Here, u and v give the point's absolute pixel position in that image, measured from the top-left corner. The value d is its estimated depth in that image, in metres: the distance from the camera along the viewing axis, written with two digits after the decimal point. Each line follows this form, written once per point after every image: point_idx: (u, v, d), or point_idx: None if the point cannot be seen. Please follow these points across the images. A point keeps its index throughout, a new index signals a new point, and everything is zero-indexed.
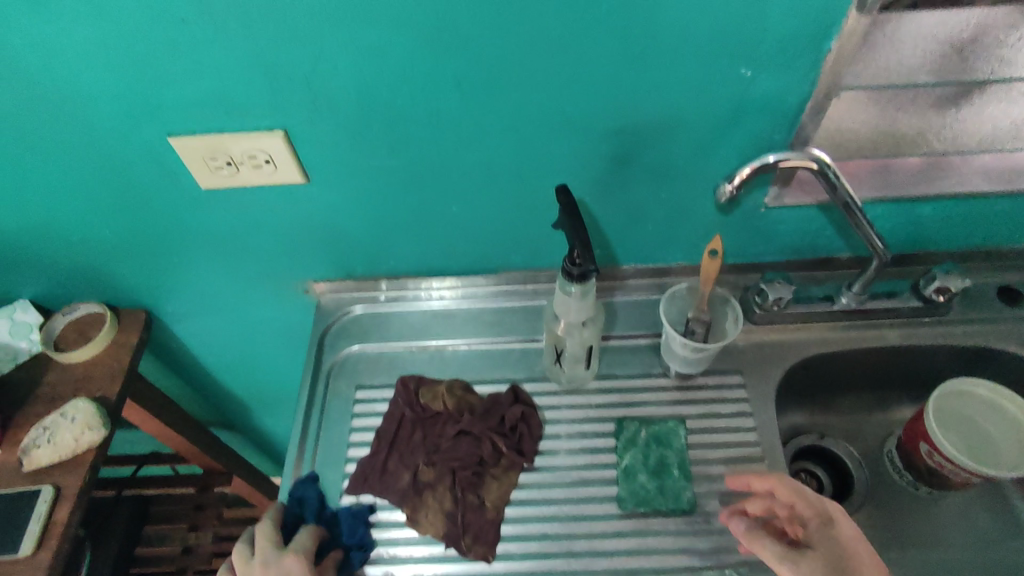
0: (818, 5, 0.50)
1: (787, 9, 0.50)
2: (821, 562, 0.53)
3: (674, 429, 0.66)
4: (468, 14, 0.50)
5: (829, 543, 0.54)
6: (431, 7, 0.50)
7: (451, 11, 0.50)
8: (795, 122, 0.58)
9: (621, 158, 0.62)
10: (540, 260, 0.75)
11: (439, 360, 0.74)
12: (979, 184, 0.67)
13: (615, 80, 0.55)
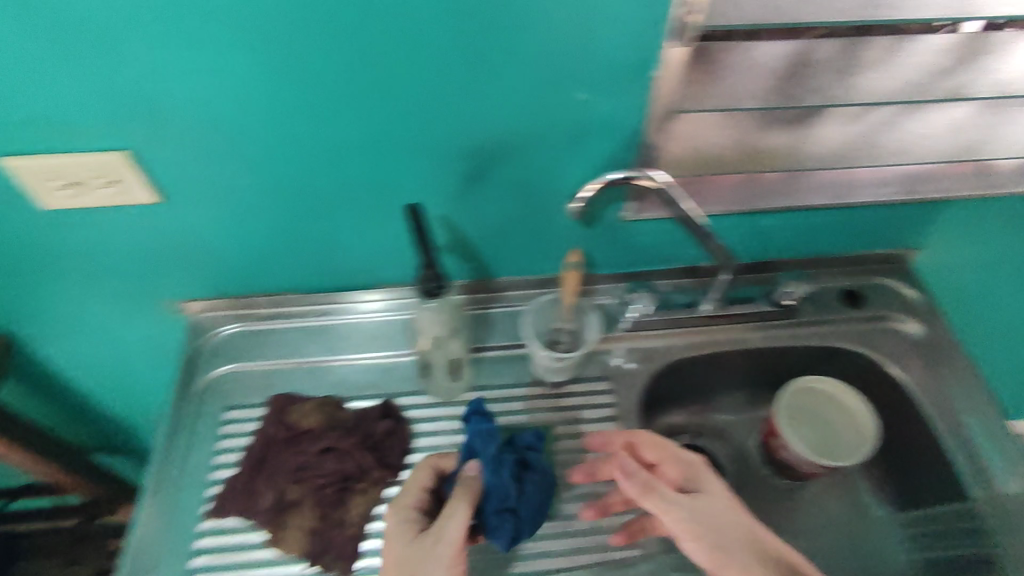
0: (636, 36, 0.54)
1: (608, 39, 0.54)
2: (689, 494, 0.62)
3: (540, 436, 0.69)
4: (304, 37, 0.51)
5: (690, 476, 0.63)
6: (266, 29, 0.51)
7: (286, 34, 0.51)
8: (635, 141, 0.62)
9: (476, 175, 0.63)
10: (416, 274, 0.75)
11: (313, 377, 0.73)
12: (814, 200, 0.72)
13: (459, 100, 0.57)
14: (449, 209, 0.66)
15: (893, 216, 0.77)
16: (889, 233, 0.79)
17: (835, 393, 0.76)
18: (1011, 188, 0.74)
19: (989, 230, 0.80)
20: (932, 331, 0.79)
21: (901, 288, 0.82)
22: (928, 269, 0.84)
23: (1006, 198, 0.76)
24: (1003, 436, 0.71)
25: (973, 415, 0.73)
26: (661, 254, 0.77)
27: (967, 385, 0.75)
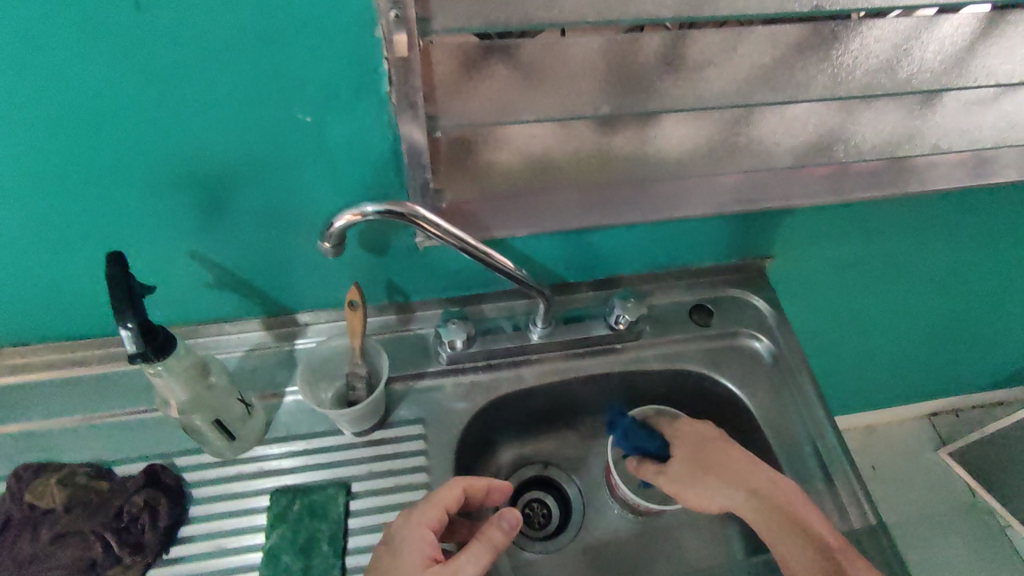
0: (350, 43, 0.42)
1: (315, 48, 0.42)
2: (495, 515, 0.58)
3: (333, 497, 0.61)
4: None
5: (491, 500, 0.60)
6: None
7: None
8: (398, 167, 0.51)
9: (213, 208, 0.51)
10: (187, 318, 0.63)
11: (76, 441, 0.62)
12: (639, 215, 0.64)
13: (145, 123, 0.44)
14: (197, 245, 0.55)
15: (733, 225, 0.70)
16: (733, 243, 0.73)
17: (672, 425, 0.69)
18: (854, 194, 0.68)
19: (839, 235, 0.75)
20: (779, 348, 0.73)
21: (751, 301, 0.76)
22: (778, 275, 0.79)
23: (852, 202, 0.70)
24: (841, 464, 0.66)
25: (813, 442, 0.68)
26: (480, 278, 0.68)
27: (807, 407, 0.70)
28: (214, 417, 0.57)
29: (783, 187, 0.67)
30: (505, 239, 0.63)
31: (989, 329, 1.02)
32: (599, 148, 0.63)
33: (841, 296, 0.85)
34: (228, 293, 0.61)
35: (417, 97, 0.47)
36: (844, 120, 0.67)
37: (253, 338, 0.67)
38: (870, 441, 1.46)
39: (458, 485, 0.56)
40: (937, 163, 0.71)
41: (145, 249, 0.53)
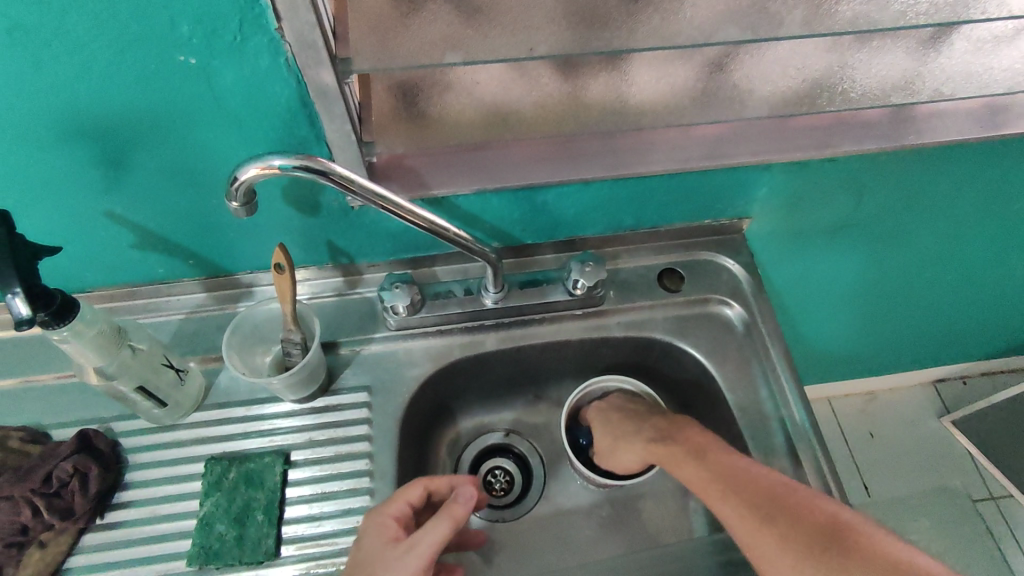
0: None
1: None
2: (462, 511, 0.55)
3: (270, 465, 0.59)
4: None
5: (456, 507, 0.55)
6: None
7: None
8: (309, 112, 0.48)
9: (114, 163, 0.49)
10: (123, 278, 0.61)
11: (16, 403, 0.61)
12: (596, 170, 0.59)
13: (16, 74, 0.41)
14: (111, 205, 0.53)
15: (704, 183, 0.64)
16: (705, 202, 0.67)
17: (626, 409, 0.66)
18: (840, 147, 0.61)
19: (825, 193, 0.68)
20: (751, 316, 0.69)
21: (724, 265, 0.71)
22: (757, 237, 0.73)
23: (838, 157, 0.63)
24: (809, 440, 0.63)
25: (781, 417, 0.64)
26: (427, 239, 0.64)
27: (776, 379, 0.66)
28: (138, 382, 0.55)
29: (760, 140, 0.61)
30: (448, 197, 0.59)
31: (999, 294, 0.95)
32: (551, 97, 0.58)
33: (830, 259, 0.79)
34: (158, 254, 0.59)
35: (319, 36, 0.42)
36: (833, 64, 0.60)
37: (195, 300, 0.65)
38: (872, 408, 1.41)
39: (419, 483, 0.55)
40: (942, 111, 0.63)
41: (56, 206, 0.51)
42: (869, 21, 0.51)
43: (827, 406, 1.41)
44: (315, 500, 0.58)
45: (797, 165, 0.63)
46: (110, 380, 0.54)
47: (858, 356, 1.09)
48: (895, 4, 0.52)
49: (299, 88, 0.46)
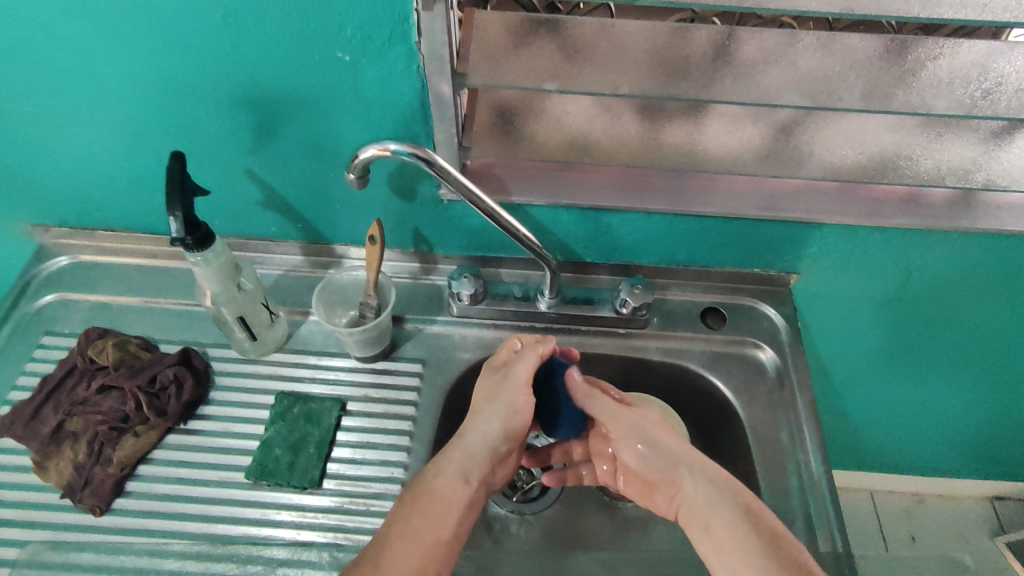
0: None
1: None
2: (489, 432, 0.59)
3: (328, 408, 0.67)
4: None
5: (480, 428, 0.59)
6: None
7: None
8: (424, 112, 0.58)
9: (265, 130, 0.61)
10: (245, 230, 0.73)
11: (140, 317, 0.74)
12: (658, 203, 0.66)
13: (217, 47, 0.54)
14: (252, 164, 0.64)
15: (758, 232, 0.69)
16: (758, 252, 0.72)
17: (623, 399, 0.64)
18: (892, 220, 0.66)
19: (874, 263, 0.72)
20: (784, 364, 0.72)
21: (766, 313, 0.76)
22: (803, 295, 0.77)
23: (888, 229, 0.67)
24: (820, 487, 0.65)
25: (797, 459, 0.67)
26: (498, 240, 0.72)
27: (797, 424, 0.69)
28: (239, 313, 0.66)
29: (816, 200, 0.66)
30: (524, 205, 0.67)
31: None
32: (630, 133, 0.66)
33: (875, 330, 0.82)
34: (277, 213, 0.70)
35: (446, 52, 0.52)
36: (896, 144, 0.65)
37: (294, 260, 0.76)
38: (917, 510, 1.38)
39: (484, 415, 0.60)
40: (1000, 204, 0.66)
41: (213, 158, 0.64)
42: (929, 106, 0.56)
43: (867, 499, 1.39)
44: (362, 445, 0.65)
45: (848, 229, 0.67)
46: (219, 309, 0.65)
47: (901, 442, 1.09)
48: (957, 95, 0.57)
49: (421, 91, 0.56)
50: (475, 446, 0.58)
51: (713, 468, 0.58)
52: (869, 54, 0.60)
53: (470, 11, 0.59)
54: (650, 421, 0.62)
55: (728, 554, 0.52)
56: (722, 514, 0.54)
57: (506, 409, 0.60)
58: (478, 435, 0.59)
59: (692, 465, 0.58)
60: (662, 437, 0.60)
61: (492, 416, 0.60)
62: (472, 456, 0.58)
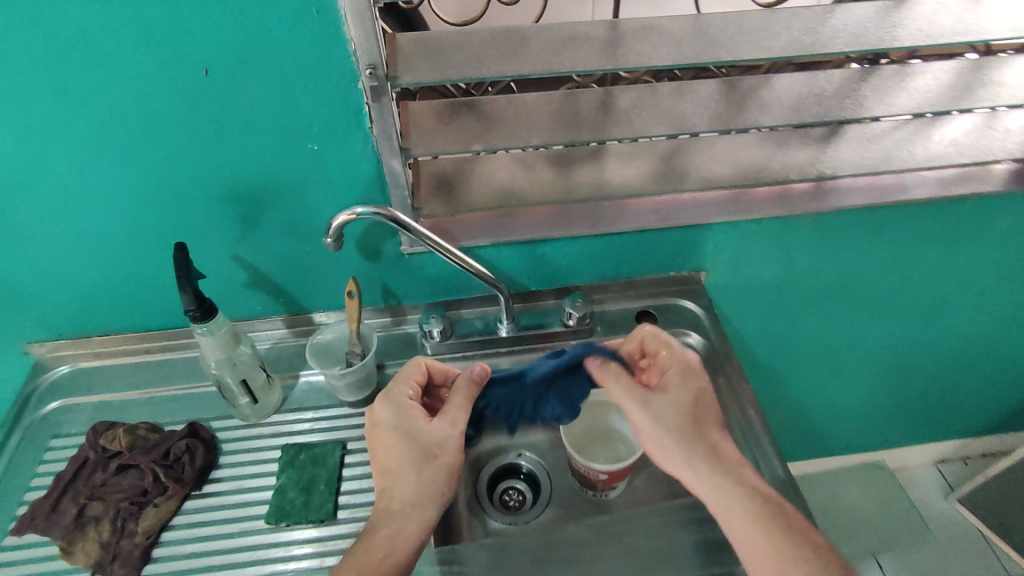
0: (340, 96, 0.63)
1: (315, 102, 0.64)
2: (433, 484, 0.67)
3: (331, 450, 0.75)
4: (58, 120, 0.62)
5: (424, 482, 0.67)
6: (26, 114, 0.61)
7: (44, 118, 0.61)
8: (380, 183, 0.72)
9: (251, 216, 0.73)
10: (234, 311, 0.83)
11: (143, 406, 0.81)
12: (580, 229, 0.81)
13: (208, 154, 0.66)
14: (240, 249, 0.76)
15: (664, 240, 0.85)
16: (668, 258, 0.88)
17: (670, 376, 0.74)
18: (762, 213, 0.84)
19: (760, 252, 0.89)
20: (710, 345, 0.87)
21: (687, 308, 0.90)
22: (713, 289, 0.93)
23: (761, 221, 0.85)
24: (759, 434, 0.79)
25: (737, 417, 0.81)
26: (455, 283, 0.85)
27: (732, 390, 0.83)
28: (241, 377, 0.74)
29: (703, 207, 0.83)
30: (473, 247, 0.81)
31: (928, 344, 1.14)
32: (547, 178, 0.82)
33: (777, 310, 0.99)
34: (262, 291, 0.81)
35: (394, 132, 0.66)
36: (749, 155, 0.84)
37: (279, 332, 0.86)
38: (875, 482, 1.53)
39: (425, 469, 0.67)
40: (837, 188, 0.86)
41: (205, 247, 0.75)
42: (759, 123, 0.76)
43: (830, 480, 1.53)
44: (366, 476, 0.73)
45: (732, 226, 0.85)
46: (223, 376, 0.73)
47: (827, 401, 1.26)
48: (774, 112, 0.78)
49: (376, 166, 0.70)
50: (427, 502, 0.67)
51: (725, 471, 0.68)
52: (711, 93, 0.79)
53: (405, 103, 0.75)
54: (671, 410, 0.71)
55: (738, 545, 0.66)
56: (734, 520, 0.66)
57: (447, 460, 0.69)
58: (423, 492, 0.67)
59: (701, 468, 0.68)
60: (684, 436, 0.70)
61: (432, 469, 0.68)
62: (427, 515, 0.66)
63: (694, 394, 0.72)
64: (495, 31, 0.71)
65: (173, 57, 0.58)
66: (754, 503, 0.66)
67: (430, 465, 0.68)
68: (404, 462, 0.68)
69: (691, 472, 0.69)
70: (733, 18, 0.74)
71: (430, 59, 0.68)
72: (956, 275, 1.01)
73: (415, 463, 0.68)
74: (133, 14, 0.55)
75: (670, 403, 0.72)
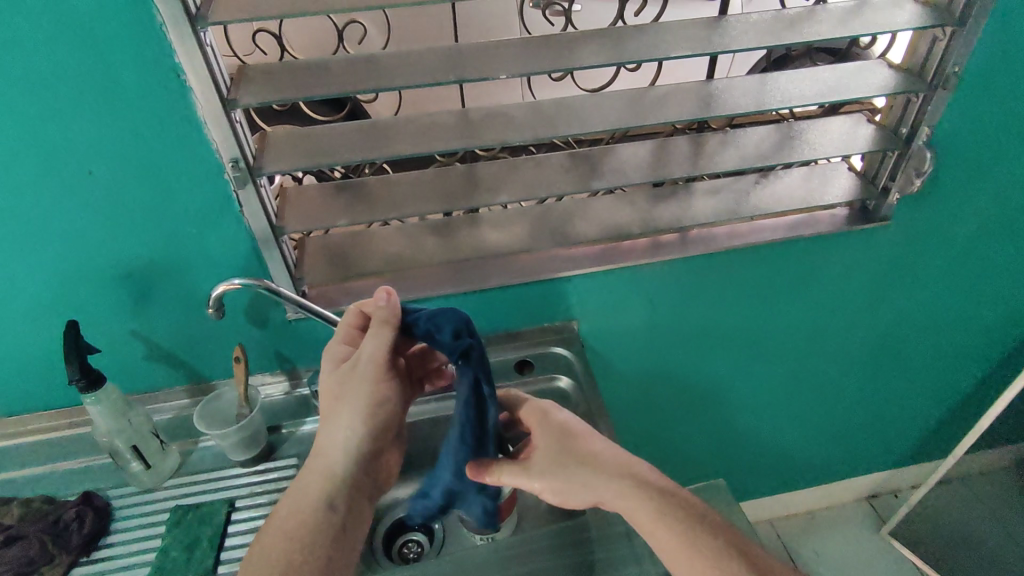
0: (209, 185, 0.73)
1: (187, 191, 0.73)
2: (345, 430, 0.67)
3: (216, 509, 0.79)
4: None
5: (334, 429, 0.68)
6: None
7: None
8: (259, 258, 0.81)
9: (141, 296, 0.80)
10: (136, 384, 0.89)
11: (46, 481, 0.85)
12: (451, 288, 0.90)
13: (94, 243, 0.74)
14: (137, 325, 0.83)
15: (532, 293, 0.94)
16: (541, 309, 0.97)
17: (560, 421, 0.75)
18: (616, 264, 0.94)
19: (625, 299, 0.99)
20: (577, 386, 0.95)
21: (563, 354, 0.99)
22: (589, 335, 1.02)
23: (619, 270, 0.95)
24: None
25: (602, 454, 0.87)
26: None
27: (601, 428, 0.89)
28: (131, 443, 0.80)
29: (563, 263, 0.93)
30: (355, 310, 0.90)
31: (814, 377, 1.21)
32: (420, 244, 0.91)
33: (656, 352, 1.08)
34: (160, 364, 0.88)
35: (263, 213, 0.75)
36: (601, 214, 0.95)
37: (181, 403, 0.91)
38: (812, 526, 1.61)
39: (342, 416, 0.68)
40: (683, 239, 0.97)
41: (99, 326, 0.82)
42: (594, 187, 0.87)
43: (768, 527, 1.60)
44: (248, 531, 0.78)
45: (592, 278, 0.95)
46: (113, 442, 0.79)
47: (735, 441, 1.33)
48: (611, 177, 0.90)
49: (252, 243, 0.79)
50: (333, 452, 0.67)
51: (619, 479, 0.69)
52: (558, 164, 0.92)
53: (283, 189, 0.86)
54: (546, 460, 0.72)
55: (665, 557, 0.65)
56: (643, 524, 0.66)
57: (351, 402, 0.68)
58: (335, 438, 0.68)
59: (600, 485, 0.69)
60: (568, 470, 0.70)
61: (343, 411, 0.68)
62: (335, 466, 0.67)
63: (559, 429, 0.74)
64: (358, 123, 0.82)
65: (59, 162, 0.68)
66: (680, 517, 0.65)
67: (342, 407, 0.68)
68: (325, 409, 0.69)
69: (589, 492, 0.69)
70: (565, 102, 0.87)
71: (294, 148, 0.79)
72: (820, 313, 1.09)
73: (330, 410, 0.68)
74: (14, 128, 0.64)
75: (541, 459, 0.72)
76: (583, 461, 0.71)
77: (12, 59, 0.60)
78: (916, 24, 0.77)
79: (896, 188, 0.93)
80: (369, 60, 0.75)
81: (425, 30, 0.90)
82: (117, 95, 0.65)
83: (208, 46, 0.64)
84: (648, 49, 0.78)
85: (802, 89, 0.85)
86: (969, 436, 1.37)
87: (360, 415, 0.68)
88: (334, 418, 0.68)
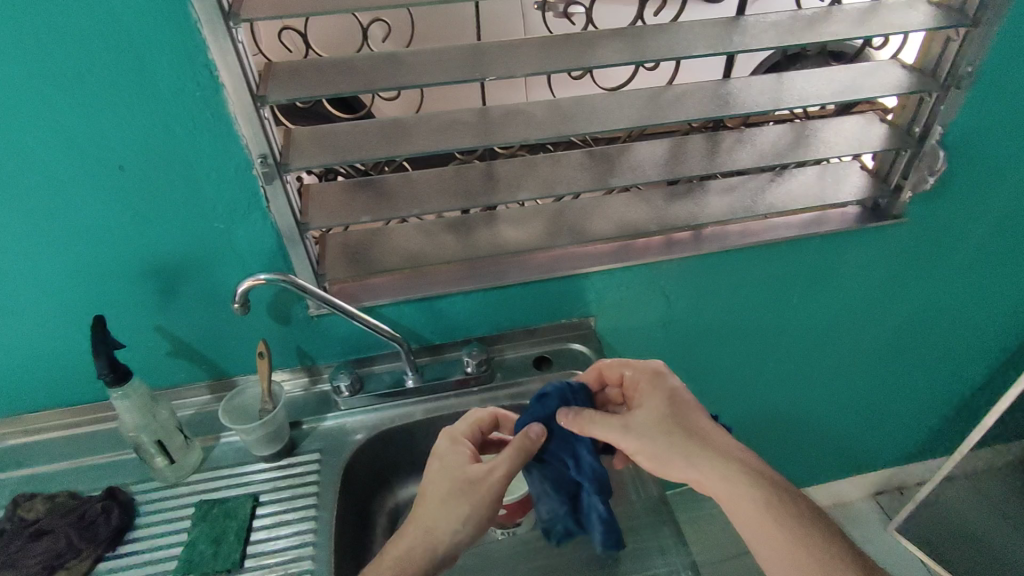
0: (237, 181, 0.74)
1: (216, 188, 0.74)
2: (462, 492, 0.69)
3: (242, 503, 0.80)
4: None
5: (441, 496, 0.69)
6: None
7: None
8: (284, 255, 0.81)
9: (167, 292, 0.81)
10: (158, 380, 0.90)
11: (69, 476, 0.85)
12: (470, 285, 0.91)
13: (122, 240, 0.75)
14: (162, 321, 0.83)
15: (550, 290, 0.95)
16: (558, 306, 0.98)
17: (654, 387, 0.76)
18: (634, 260, 0.95)
19: (641, 297, 1.00)
20: None
21: (580, 350, 1.00)
22: (604, 332, 1.03)
23: (636, 267, 0.96)
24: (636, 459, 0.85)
25: None
26: (364, 342, 0.93)
27: None
28: (156, 438, 0.80)
29: (580, 260, 0.95)
30: (376, 307, 0.90)
31: (823, 375, 1.23)
32: (440, 241, 0.92)
33: (671, 348, 1.09)
34: (183, 360, 0.88)
35: (289, 209, 0.76)
36: (618, 211, 0.96)
37: (202, 399, 0.92)
38: None
39: (445, 479, 0.71)
40: (699, 236, 0.98)
41: (124, 322, 0.82)
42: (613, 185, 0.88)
43: None
44: (274, 525, 0.78)
45: (609, 274, 0.96)
46: (138, 438, 0.79)
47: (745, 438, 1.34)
48: (630, 174, 0.91)
49: (278, 240, 0.80)
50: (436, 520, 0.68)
51: (734, 462, 0.69)
52: (576, 163, 0.93)
53: (306, 186, 0.87)
54: (648, 424, 0.72)
55: (749, 530, 0.68)
56: (747, 508, 0.67)
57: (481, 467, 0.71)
58: (450, 503, 0.68)
59: (708, 465, 0.69)
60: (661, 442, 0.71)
61: (445, 475, 0.71)
62: (443, 532, 0.67)
63: (667, 402, 0.74)
64: (381, 121, 0.83)
65: (91, 157, 0.68)
66: (753, 489, 0.68)
67: (437, 478, 0.71)
68: (438, 478, 0.71)
69: (692, 470, 0.69)
70: (584, 100, 0.88)
71: (319, 145, 0.79)
72: (831, 309, 1.10)
73: (449, 478, 0.71)
74: (48, 125, 0.65)
75: (643, 421, 0.73)
76: (680, 434, 0.71)
77: (46, 56, 0.61)
78: (930, 25, 0.78)
79: (908, 187, 0.94)
80: (392, 58, 0.76)
81: (444, 29, 0.91)
82: (150, 93, 0.65)
83: (240, 44, 0.65)
84: (669, 48, 0.79)
85: (818, 89, 0.86)
86: (976, 433, 1.39)
87: (465, 518, 0.68)
88: (436, 486, 0.70)
